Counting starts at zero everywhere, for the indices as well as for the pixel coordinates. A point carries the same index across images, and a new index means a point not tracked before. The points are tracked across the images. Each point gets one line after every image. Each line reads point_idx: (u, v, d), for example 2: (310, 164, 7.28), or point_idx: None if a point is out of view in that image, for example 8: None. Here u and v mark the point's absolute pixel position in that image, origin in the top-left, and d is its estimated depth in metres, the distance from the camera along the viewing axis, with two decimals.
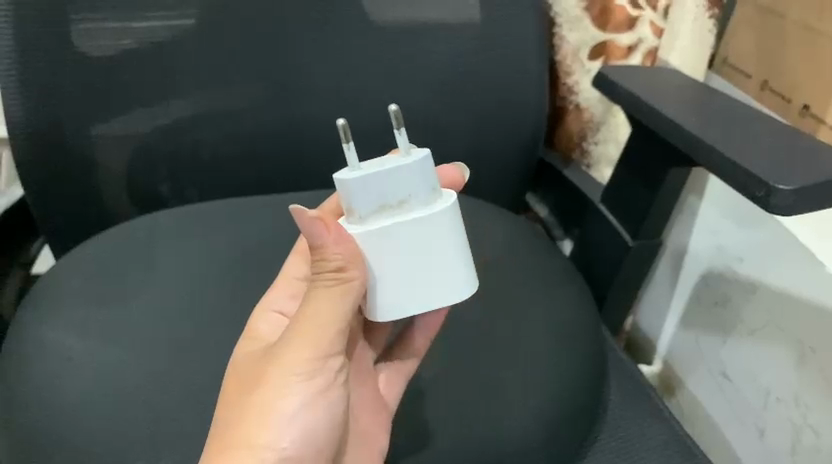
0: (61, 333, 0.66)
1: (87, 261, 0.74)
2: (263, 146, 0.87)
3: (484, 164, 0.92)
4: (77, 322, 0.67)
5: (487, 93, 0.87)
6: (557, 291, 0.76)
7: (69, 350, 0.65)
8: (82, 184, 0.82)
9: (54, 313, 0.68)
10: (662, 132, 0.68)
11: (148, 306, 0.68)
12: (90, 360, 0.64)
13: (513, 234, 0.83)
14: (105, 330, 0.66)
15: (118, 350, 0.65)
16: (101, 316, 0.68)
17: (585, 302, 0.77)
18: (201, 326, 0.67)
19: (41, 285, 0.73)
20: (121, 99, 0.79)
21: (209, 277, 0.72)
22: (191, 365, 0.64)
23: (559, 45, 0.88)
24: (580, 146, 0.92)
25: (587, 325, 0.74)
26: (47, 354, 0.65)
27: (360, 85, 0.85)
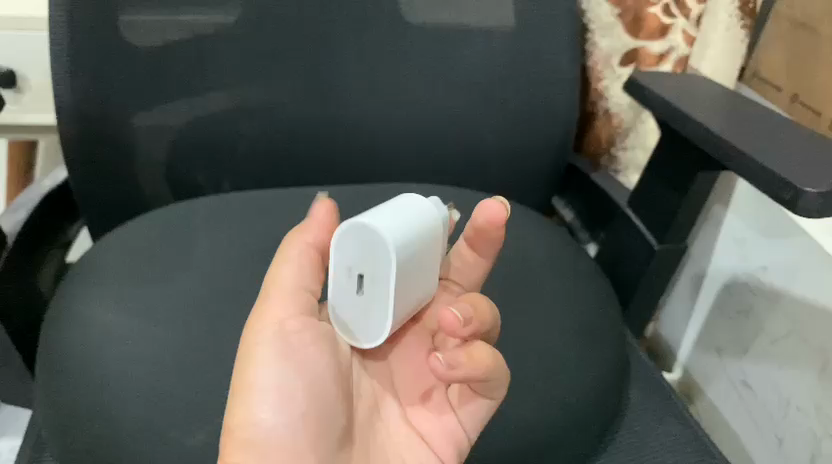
0: (100, 310, 0.69)
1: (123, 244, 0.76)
2: (297, 139, 0.89)
3: (512, 165, 0.93)
4: (115, 300, 0.70)
5: (518, 95, 0.88)
6: (580, 292, 0.77)
7: (105, 326, 0.67)
8: (122, 170, 0.84)
9: (92, 290, 0.71)
10: (692, 136, 0.69)
11: (182, 287, 0.71)
12: (127, 337, 0.66)
13: (538, 235, 0.84)
14: (142, 309, 0.69)
15: (154, 328, 0.67)
16: (138, 295, 0.70)
17: (608, 302, 0.78)
18: (233, 308, 0.69)
19: (82, 263, 0.75)
20: (164, 89, 0.82)
21: (242, 261, 0.74)
22: (223, 345, 0.66)
23: (592, 51, 0.89)
24: (608, 150, 0.94)
25: (609, 325, 0.75)
26: (85, 329, 0.67)
27: (394, 84, 0.87)
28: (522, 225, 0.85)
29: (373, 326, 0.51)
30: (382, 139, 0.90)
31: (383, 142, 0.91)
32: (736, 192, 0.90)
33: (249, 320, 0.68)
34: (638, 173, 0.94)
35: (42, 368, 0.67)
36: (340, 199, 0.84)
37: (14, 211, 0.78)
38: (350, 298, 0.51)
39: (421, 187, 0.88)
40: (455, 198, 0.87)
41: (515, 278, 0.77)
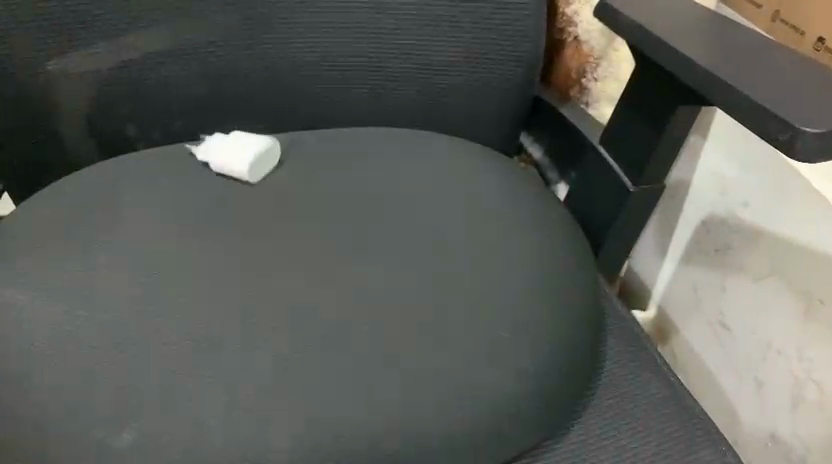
0: (17, 294, 0.62)
1: (47, 219, 0.68)
2: (234, 86, 0.79)
3: (476, 104, 0.85)
4: (37, 282, 0.62)
5: (477, 26, 0.80)
6: (552, 243, 0.71)
7: (27, 313, 0.60)
8: (43, 127, 0.76)
9: (12, 272, 0.63)
10: (671, 69, 0.62)
11: (112, 264, 0.64)
12: (48, 322, 0.59)
13: (506, 183, 0.78)
14: (64, 290, 0.61)
15: (77, 311, 0.60)
16: (63, 275, 0.63)
17: (583, 254, 0.73)
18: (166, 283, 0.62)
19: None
20: (74, 30, 0.72)
21: (180, 228, 0.67)
22: (157, 327, 0.59)
23: None
24: (577, 83, 0.86)
25: (585, 278, 0.70)
26: (2, 316, 0.60)
27: (339, 15, 0.78)
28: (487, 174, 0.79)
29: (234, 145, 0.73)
30: (332, 83, 0.82)
31: (333, 86, 0.82)
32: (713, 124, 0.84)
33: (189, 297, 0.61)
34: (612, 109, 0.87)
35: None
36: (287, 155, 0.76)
37: None
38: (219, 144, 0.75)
39: (377, 136, 0.81)
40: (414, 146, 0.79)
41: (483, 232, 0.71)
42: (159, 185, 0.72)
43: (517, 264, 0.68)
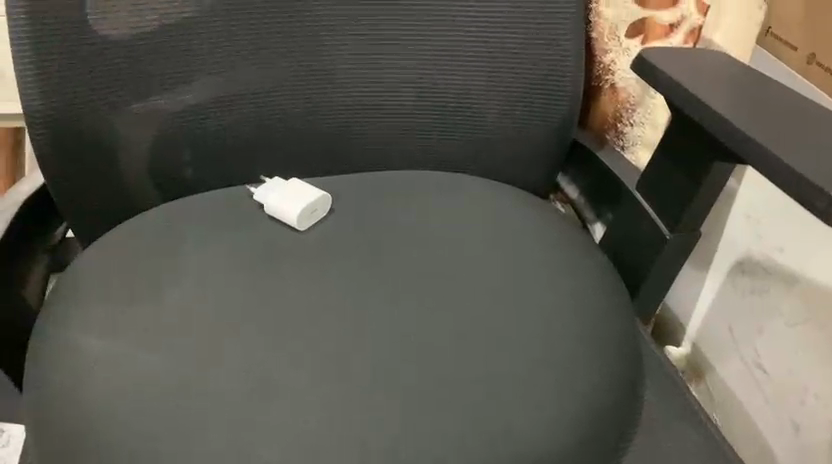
0: (85, 338, 0.65)
1: (110, 263, 0.72)
2: (285, 134, 0.84)
3: (517, 150, 0.88)
4: (105, 326, 0.66)
5: (519, 75, 0.83)
6: (592, 289, 0.74)
7: (96, 357, 0.64)
8: (107, 173, 0.79)
9: (80, 317, 0.67)
10: (709, 127, 0.65)
11: (175, 308, 0.67)
12: (115, 365, 0.63)
13: (546, 229, 0.80)
14: (129, 334, 0.65)
15: (143, 355, 0.63)
16: (129, 319, 0.66)
17: (621, 300, 0.75)
18: (225, 329, 0.66)
19: (65, 284, 0.71)
20: (139, 84, 0.76)
21: (236, 272, 0.71)
22: (217, 370, 0.62)
23: (598, 21, 0.82)
24: (614, 126, 0.89)
25: (624, 324, 0.72)
26: (73, 359, 0.64)
27: (386, 66, 0.82)
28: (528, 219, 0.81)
29: (285, 190, 0.77)
30: (377, 129, 0.86)
31: (378, 132, 0.86)
32: (744, 177, 0.86)
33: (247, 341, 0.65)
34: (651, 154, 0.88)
35: (30, 407, 0.63)
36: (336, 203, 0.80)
37: None
38: (271, 188, 0.79)
39: (420, 181, 0.85)
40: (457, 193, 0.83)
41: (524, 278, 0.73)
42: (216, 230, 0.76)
43: (558, 309, 0.70)
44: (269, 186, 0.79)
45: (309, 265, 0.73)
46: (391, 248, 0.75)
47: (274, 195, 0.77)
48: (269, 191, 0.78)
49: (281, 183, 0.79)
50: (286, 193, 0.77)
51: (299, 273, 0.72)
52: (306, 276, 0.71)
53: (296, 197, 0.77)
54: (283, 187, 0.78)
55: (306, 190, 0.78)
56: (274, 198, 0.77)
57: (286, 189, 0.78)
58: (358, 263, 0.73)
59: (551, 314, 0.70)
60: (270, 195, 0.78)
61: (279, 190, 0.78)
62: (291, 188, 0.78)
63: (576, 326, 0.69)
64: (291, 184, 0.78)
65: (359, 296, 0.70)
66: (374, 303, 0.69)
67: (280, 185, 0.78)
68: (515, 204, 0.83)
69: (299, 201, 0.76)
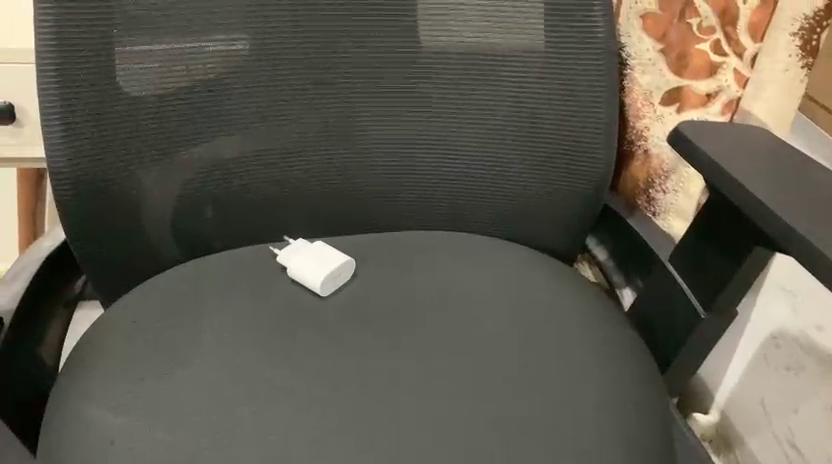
0: (102, 410, 0.64)
1: (131, 328, 0.71)
2: (312, 195, 0.82)
3: (547, 217, 0.86)
4: (125, 403, 0.64)
5: (553, 140, 0.81)
6: (620, 374, 0.72)
7: (114, 438, 0.62)
8: (130, 231, 0.77)
9: (98, 387, 0.66)
10: (753, 215, 0.63)
11: (197, 384, 0.66)
12: (132, 442, 0.61)
13: (573, 306, 0.79)
14: (147, 409, 0.64)
15: (161, 432, 0.62)
16: (150, 396, 0.65)
17: (652, 383, 0.73)
18: (245, 408, 0.64)
19: (84, 348, 0.70)
20: (166, 139, 0.74)
21: (260, 345, 0.70)
22: (237, 453, 0.61)
23: (633, 88, 0.81)
24: (647, 192, 0.86)
25: (654, 412, 0.70)
26: (91, 439, 0.62)
27: (416, 129, 0.81)
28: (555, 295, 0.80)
29: (310, 252, 0.78)
30: (405, 192, 0.84)
31: (406, 195, 0.84)
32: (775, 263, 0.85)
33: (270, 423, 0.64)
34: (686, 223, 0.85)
35: None
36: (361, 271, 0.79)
37: (8, 289, 0.71)
38: (295, 248, 0.79)
39: (446, 248, 0.84)
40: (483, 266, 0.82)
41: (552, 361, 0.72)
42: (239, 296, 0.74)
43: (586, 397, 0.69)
44: (293, 246, 0.79)
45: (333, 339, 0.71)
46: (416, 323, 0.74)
47: (297, 256, 0.77)
48: (292, 252, 0.78)
49: (306, 245, 0.79)
50: (310, 254, 0.77)
51: (323, 348, 0.70)
52: (329, 350, 0.70)
53: (319, 260, 0.77)
54: (307, 248, 0.78)
55: (331, 255, 0.78)
56: (297, 258, 0.77)
57: (311, 251, 0.78)
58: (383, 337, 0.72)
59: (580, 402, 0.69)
60: (293, 256, 0.77)
61: (303, 251, 0.78)
62: (316, 251, 0.78)
63: (604, 415, 0.68)
64: (315, 245, 0.79)
65: (382, 374, 0.69)
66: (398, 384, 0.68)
67: (305, 247, 0.79)
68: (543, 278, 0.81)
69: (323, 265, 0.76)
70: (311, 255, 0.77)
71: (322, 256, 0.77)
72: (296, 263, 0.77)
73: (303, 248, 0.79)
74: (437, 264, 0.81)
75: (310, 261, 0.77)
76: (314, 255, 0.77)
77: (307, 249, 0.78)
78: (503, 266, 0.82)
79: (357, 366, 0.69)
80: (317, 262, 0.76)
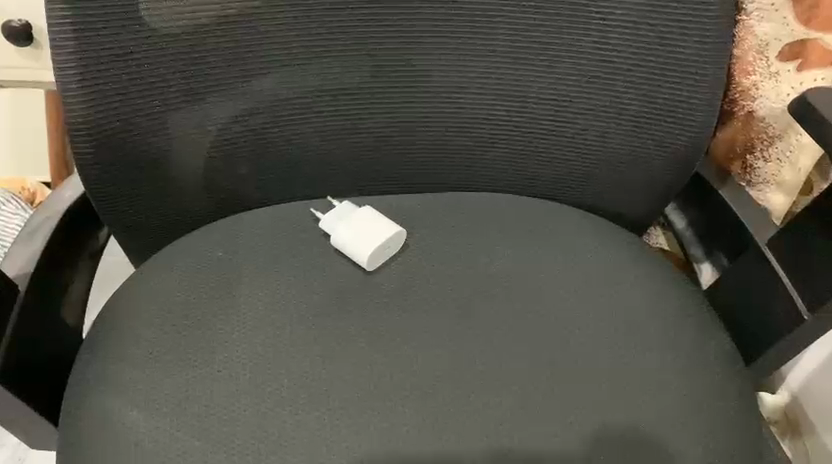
0: (131, 401, 0.60)
1: (162, 305, 0.66)
2: (362, 151, 0.72)
3: (625, 185, 0.76)
4: (152, 399, 0.60)
5: (642, 102, 0.70)
6: (697, 379, 0.65)
7: (140, 440, 0.58)
8: (158, 187, 0.69)
9: (128, 371, 0.62)
10: None
11: (230, 378, 0.61)
12: (165, 438, 0.58)
13: (648, 296, 0.70)
14: (179, 403, 0.60)
15: (194, 429, 0.58)
16: (180, 391, 0.60)
17: (731, 388, 0.66)
18: (284, 406, 0.60)
19: (113, 322, 0.66)
20: (196, 86, 0.64)
21: (300, 334, 0.64)
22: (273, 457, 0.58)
23: (744, 36, 0.68)
24: (744, 157, 0.76)
25: (731, 430, 0.63)
26: (115, 438, 0.59)
27: (483, 82, 0.69)
28: (627, 282, 0.71)
29: (355, 219, 0.71)
30: (464, 151, 0.74)
31: (468, 153, 0.74)
32: None
33: (306, 429, 0.59)
34: (787, 197, 0.75)
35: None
36: (414, 244, 0.71)
37: (30, 247, 0.65)
38: (339, 212, 0.72)
39: (507, 220, 0.74)
40: (548, 242, 0.73)
41: (620, 362, 0.65)
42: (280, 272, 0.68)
43: (654, 410, 0.63)
44: (337, 208, 0.72)
45: (379, 327, 0.65)
46: (470, 312, 0.67)
47: (343, 222, 0.71)
48: (337, 217, 0.71)
49: (352, 209, 0.72)
50: (355, 221, 0.70)
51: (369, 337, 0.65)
52: (375, 342, 0.64)
53: (366, 230, 0.70)
54: (353, 213, 0.71)
55: (379, 225, 0.70)
56: (340, 228, 0.70)
57: (356, 217, 0.71)
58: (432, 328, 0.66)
59: (648, 416, 0.62)
60: (337, 223, 0.71)
61: (348, 217, 0.71)
62: (362, 217, 0.71)
63: (674, 432, 0.62)
64: (362, 210, 0.72)
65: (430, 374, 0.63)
66: (447, 387, 0.62)
67: (350, 211, 0.72)
68: (615, 260, 0.73)
69: (371, 239, 0.69)
70: (356, 223, 0.70)
71: (369, 225, 0.70)
72: (340, 233, 0.70)
73: (350, 210, 0.72)
74: (496, 239, 0.73)
75: (356, 230, 0.70)
76: (360, 222, 0.70)
77: (353, 213, 0.71)
78: (569, 244, 0.73)
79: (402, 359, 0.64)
80: (364, 233, 0.69)
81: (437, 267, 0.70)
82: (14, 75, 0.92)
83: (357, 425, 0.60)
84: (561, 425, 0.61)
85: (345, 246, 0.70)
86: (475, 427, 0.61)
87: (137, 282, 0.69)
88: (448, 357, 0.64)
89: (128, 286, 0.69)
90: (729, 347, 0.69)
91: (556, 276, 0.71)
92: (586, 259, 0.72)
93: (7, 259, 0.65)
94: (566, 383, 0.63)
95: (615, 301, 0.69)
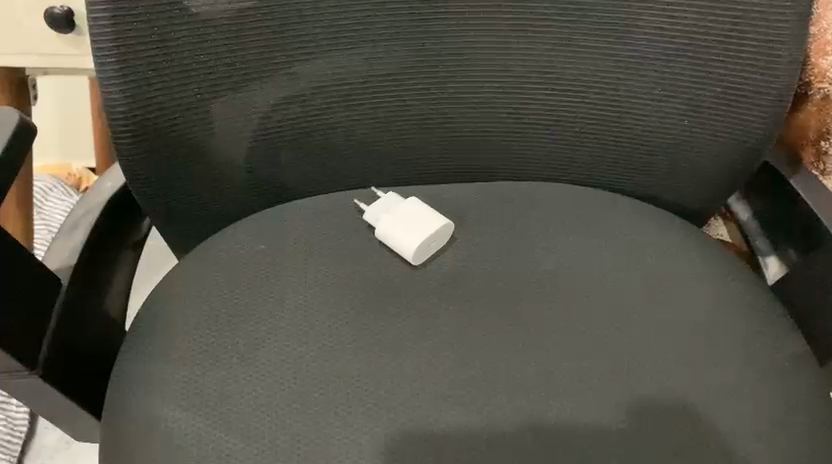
0: (174, 396, 0.59)
1: (204, 299, 0.65)
2: (409, 141, 0.69)
3: (686, 176, 0.72)
4: (192, 397, 0.59)
5: (709, 87, 0.65)
6: (766, 382, 0.61)
7: (180, 442, 0.57)
8: (200, 178, 0.68)
9: (170, 366, 0.61)
10: None
11: (271, 375, 0.60)
12: (207, 435, 0.57)
13: (712, 294, 0.66)
14: (221, 399, 0.59)
15: (236, 427, 0.57)
16: (222, 387, 0.59)
17: (804, 393, 0.62)
18: (327, 402, 0.58)
19: (157, 316, 0.65)
20: (239, 71, 0.61)
21: (341, 329, 0.62)
22: (316, 456, 0.56)
23: (823, 13, 0.64)
24: (817, 143, 0.72)
25: (804, 438, 0.59)
26: (154, 439, 0.57)
27: (536, 66, 0.65)
28: (689, 279, 0.67)
29: (399, 211, 0.68)
30: (514, 139, 0.70)
31: (518, 142, 0.70)
32: None
33: (348, 432, 0.57)
34: None
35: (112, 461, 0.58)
36: (461, 238, 0.69)
37: (68, 241, 0.65)
38: (381, 203, 0.69)
39: (558, 213, 0.71)
40: (604, 236, 0.69)
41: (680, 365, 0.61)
42: (324, 266, 0.66)
43: (719, 419, 0.59)
44: (381, 199, 0.70)
45: (425, 323, 0.63)
46: (520, 309, 0.64)
47: (387, 214, 0.68)
48: (381, 209, 0.69)
49: (395, 200, 0.70)
50: (399, 213, 0.68)
51: (416, 333, 0.62)
52: (421, 339, 0.62)
53: (410, 223, 0.67)
54: (396, 204, 0.69)
55: (425, 218, 0.68)
56: (382, 220, 0.68)
57: (399, 209, 0.68)
58: (482, 326, 0.63)
59: (714, 425, 0.58)
60: (379, 216, 0.68)
61: (391, 208, 0.69)
62: (406, 209, 0.68)
63: (741, 442, 0.58)
64: (407, 201, 0.69)
65: (479, 376, 0.60)
66: (497, 387, 0.60)
67: (394, 202, 0.69)
68: (676, 254, 0.69)
69: (417, 232, 0.67)
70: (401, 216, 0.68)
71: (414, 217, 0.68)
72: (383, 226, 0.67)
73: (394, 201, 0.69)
74: (548, 233, 0.69)
75: (399, 224, 0.67)
76: (404, 215, 0.68)
77: (397, 205, 0.69)
78: (625, 237, 0.70)
79: (451, 356, 0.61)
80: (409, 226, 0.67)
81: (485, 262, 0.67)
82: (46, 62, 0.90)
83: (403, 428, 0.57)
84: (619, 434, 0.57)
85: (389, 239, 0.67)
86: (528, 435, 0.57)
87: (178, 275, 0.68)
88: (497, 356, 0.61)
89: (169, 281, 0.68)
90: (800, 350, 0.65)
91: (613, 273, 0.67)
92: (644, 254, 0.68)
93: (46, 258, 0.65)
94: (623, 386, 0.60)
95: (676, 299, 0.65)
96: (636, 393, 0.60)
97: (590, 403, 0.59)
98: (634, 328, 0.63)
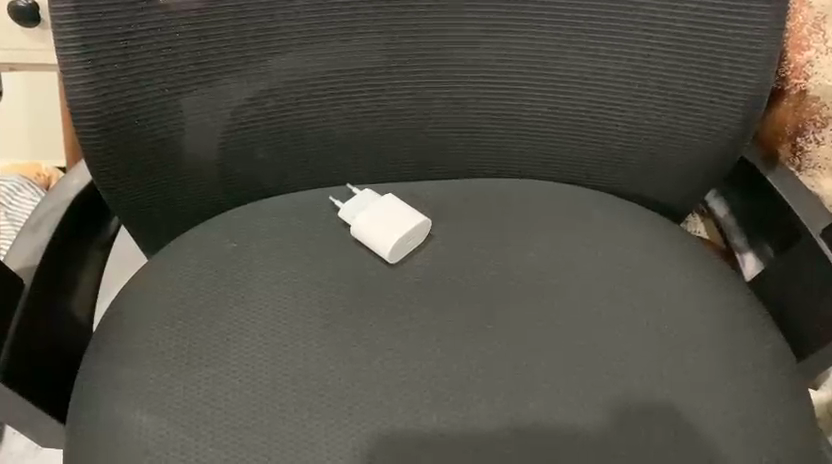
0: (143, 400, 0.57)
1: (175, 299, 0.63)
2: (385, 136, 0.68)
3: (665, 171, 0.71)
4: (162, 400, 0.57)
5: (687, 82, 0.65)
6: (745, 379, 0.61)
7: (150, 447, 0.55)
8: (170, 175, 0.66)
9: (139, 368, 0.59)
10: None
11: (243, 376, 0.58)
12: (177, 439, 0.55)
13: (691, 290, 0.66)
14: (192, 402, 0.57)
15: (207, 431, 0.55)
16: (192, 389, 0.57)
17: (781, 389, 0.61)
18: (302, 404, 0.57)
19: (125, 317, 0.63)
20: (209, 64, 0.60)
21: (316, 329, 0.61)
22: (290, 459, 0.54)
23: (799, 9, 0.64)
24: (793, 139, 0.72)
25: (782, 434, 0.59)
26: (122, 444, 0.55)
27: (514, 60, 0.64)
28: (668, 276, 0.66)
29: (375, 207, 0.67)
30: (492, 135, 0.69)
31: (497, 138, 0.69)
32: None
33: (323, 434, 0.55)
34: None
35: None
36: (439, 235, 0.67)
37: (32, 240, 0.63)
38: (356, 201, 0.68)
39: (537, 210, 0.70)
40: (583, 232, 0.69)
41: (659, 362, 0.61)
42: (299, 264, 0.65)
43: (698, 416, 0.58)
44: (356, 196, 0.68)
45: (402, 321, 0.62)
46: (499, 307, 0.63)
47: (362, 211, 0.67)
48: (356, 206, 0.67)
49: (370, 197, 0.68)
50: (374, 210, 0.67)
51: (393, 332, 0.61)
52: (398, 338, 0.61)
53: (386, 219, 0.66)
54: (371, 201, 0.68)
55: (402, 215, 0.66)
56: (357, 217, 0.66)
57: (375, 206, 0.67)
58: (460, 324, 0.62)
59: (692, 422, 0.58)
60: (354, 213, 0.67)
61: (366, 205, 0.67)
62: (382, 206, 0.67)
63: (719, 439, 0.57)
64: (382, 198, 0.68)
65: (456, 375, 0.59)
66: (476, 386, 0.59)
67: (369, 200, 0.68)
68: (655, 251, 0.68)
69: (393, 229, 0.65)
70: (377, 212, 0.67)
71: (389, 214, 0.67)
72: (359, 223, 0.66)
73: (369, 198, 0.68)
74: (526, 230, 0.69)
75: (375, 220, 0.66)
76: (380, 211, 0.67)
77: (373, 202, 0.68)
78: (604, 234, 0.69)
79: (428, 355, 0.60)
80: (385, 223, 0.66)
81: (463, 259, 0.66)
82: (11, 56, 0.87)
83: (378, 429, 0.56)
84: (598, 433, 0.57)
85: (365, 236, 0.66)
86: (507, 434, 0.57)
87: (147, 274, 0.66)
88: (476, 355, 0.60)
89: (138, 280, 0.66)
90: (778, 346, 0.65)
91: (592, 270, 0.66)
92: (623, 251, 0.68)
93: (8, 257, 0.63)
94: (602, 384, 0.59)
95: (656, 296, 0.65)
96: (616, 391, 0.59)
97: (569, 402, 0.58)
98: (613, 325, 0.63)
